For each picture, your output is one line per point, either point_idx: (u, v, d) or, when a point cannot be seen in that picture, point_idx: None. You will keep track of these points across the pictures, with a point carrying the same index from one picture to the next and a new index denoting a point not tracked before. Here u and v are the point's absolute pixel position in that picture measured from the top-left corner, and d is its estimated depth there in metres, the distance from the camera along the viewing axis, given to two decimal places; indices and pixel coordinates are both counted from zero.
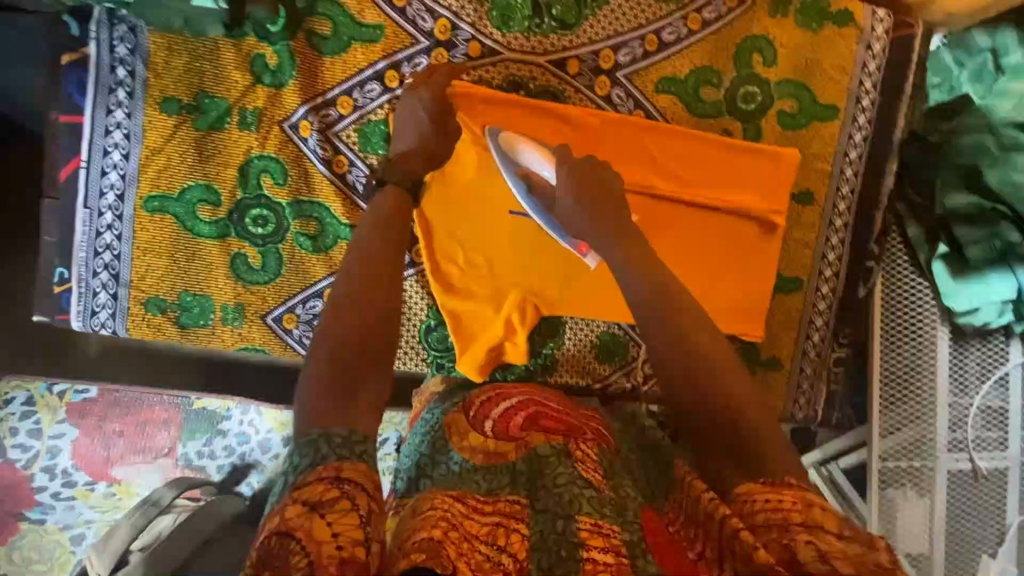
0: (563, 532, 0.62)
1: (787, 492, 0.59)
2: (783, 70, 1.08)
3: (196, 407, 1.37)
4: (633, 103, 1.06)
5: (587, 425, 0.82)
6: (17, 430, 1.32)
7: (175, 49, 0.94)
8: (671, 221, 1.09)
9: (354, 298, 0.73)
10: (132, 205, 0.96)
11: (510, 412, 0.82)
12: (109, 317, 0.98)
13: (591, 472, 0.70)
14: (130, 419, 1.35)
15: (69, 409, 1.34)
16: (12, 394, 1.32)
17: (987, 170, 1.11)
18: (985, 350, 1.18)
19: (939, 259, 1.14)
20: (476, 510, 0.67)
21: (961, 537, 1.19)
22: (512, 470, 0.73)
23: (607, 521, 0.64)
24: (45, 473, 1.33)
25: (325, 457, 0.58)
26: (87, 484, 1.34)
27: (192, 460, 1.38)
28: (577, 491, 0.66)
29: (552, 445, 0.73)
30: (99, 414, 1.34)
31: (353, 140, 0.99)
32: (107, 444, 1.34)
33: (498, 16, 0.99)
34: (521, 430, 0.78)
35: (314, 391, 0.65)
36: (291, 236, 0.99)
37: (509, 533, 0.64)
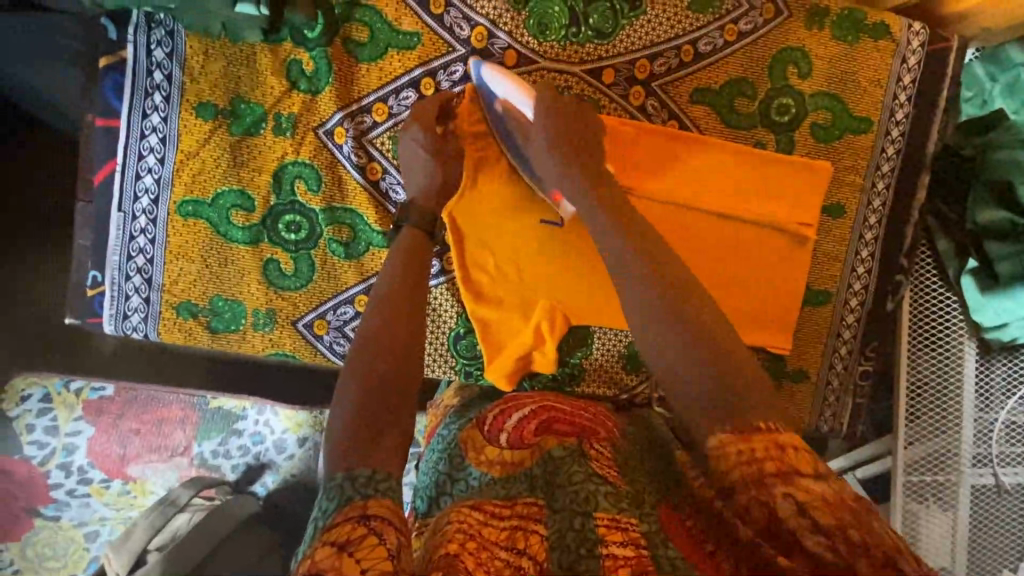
0: (581, 529, 0.61)
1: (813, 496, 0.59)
2: (817, 82, 1.08)
3: (213, 406, 1.37)
4: (667, 113, 1.06)
5: (597, 426, 0.82)
6: (33, 427, 1.31)
7: (211, 53, 0.93)
8: (701, 233, 1.09)
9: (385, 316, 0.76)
10: (166, 209, 0.95)
11: (522, 422, 0.82)
12: (141, 320, 0.98)
13: (606, 469, 0.69)
14: (147, 418, 1.35)
15: (86, 406, 1.33)
16: (29, 391, 1.31)
17: (1021, 185, 1.09)
18: (1011, 366, 1.17)
19: (967, 274, 1.15)
20: (494, 517, 0.67)
21: (983, 552, 1.19)
22: (527, 475, 0.73)
23: (625, 516, 0.62)
24: (61, 470, 1.33)
25: (351, 498, 0.59)
26: (102, 481, 1.34)
27: (207, 459, 1.38)
28: (592, 486, 0.65)
29: (565, 447, 0.73)
30: (116, 411, 1.34)
31: (387, 147, 0.98)
32: (123, 442, 1.34)
33: (535, 25, 0.99)
34: (534, 437, 0.79)
35: (351, 406, 0.68)
36: (324, 242, 0.99)
37: (527, 535, 0.64)
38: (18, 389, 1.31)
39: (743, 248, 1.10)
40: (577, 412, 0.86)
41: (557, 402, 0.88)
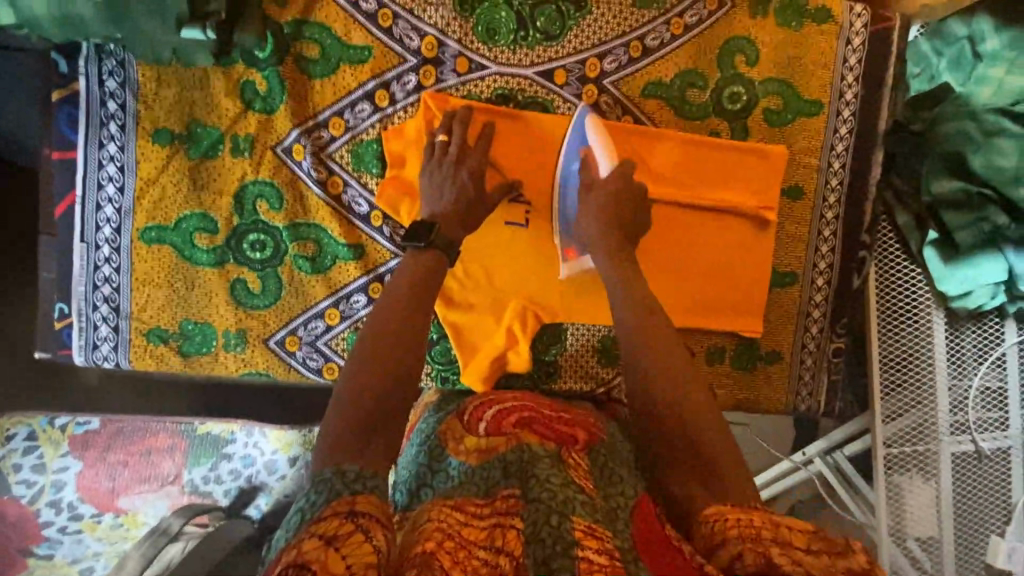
0: (557, 527, 0.61)
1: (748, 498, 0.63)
2: (766, 69, 1.10)
3: (201, 432, 1.37)
4: (621, 109, 1.07)
5: (578, 430, 0.80)
6: (20, 466, 1.30)
7: (164, 80, 0.94)
8: (666, 224, 1.11)
9: (382, 334, 0.76)
10: (129, 237, 0.96)
11: (502, 413, 0.83)
12: (111, 349, 0.98)
13: (582, 479, 0.70)
14: (134, 449, 1.35)
15: (72, 442, 1.33)
16: (13, 431, 1.30)
17: (971, 156, 1.12)
18: (980, 331, 1.20)
19: (929, 246, 1.17)
20: (475, 517, 0.67)
21: (970, 519, 1.21)
22: (502, 462, 0.73)
23: (600, 526, 0.63)
24: (50, 508, 1.30)
25: (339, 493, 0.60)
26: (94, 516, 1.31)
27: (199, 486, 1.37)
28: (571, 493, 0.65)
29: (547, 447, 0.74)
30: (103, 444, 1.34)
31: (347, 160, 1.00)
32: (112, 474, 1.33)
33: (483, 31, 1.00)
34: (513, 427, 0.79)
35: (341, 415, 0.68)
36: (290, 259, 1.00)
37: (505, 532, 0.64)
38: (3, 429, 1.31)
39: (707, 235, 1.12)
40: (557, 415, 0.85)
41: (540, 405, 0.88)
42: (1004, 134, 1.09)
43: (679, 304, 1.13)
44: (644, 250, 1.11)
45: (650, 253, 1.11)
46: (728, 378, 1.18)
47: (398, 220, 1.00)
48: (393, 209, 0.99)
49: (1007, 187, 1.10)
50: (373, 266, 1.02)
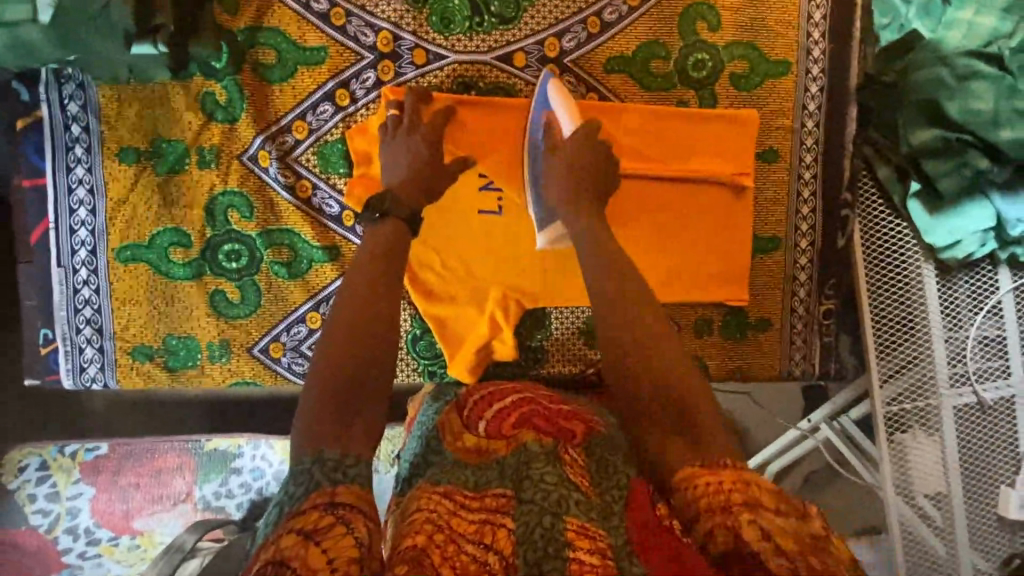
0: (550, 528, 0.60)
1: (724, 472, 0.61)
2: (729, 34, 1.08)
3: (207, 450, 1.38)
4: (584, 87, 1.06)
5: (576, 422, 0.78)
6: (34, 496, 1.33)
7: (125, 99, 0.94)
8: (635, 199, 1.09)
9: (343, 328, 0.71)
10: (105, 258, 0.97)
11: (504, 413, 0.81)
12: (99, 370, 0.99)
13: (579, 477, 0.68)
14: (144, 470, 1.36)
15: (83, 468, 1.34)
16: (25, 461, 1.33)
17: (947, 103, 1.08)
18: (973, 280, 1.19)
19: (913, 198, 1.16)
20: (463, 507, 0.65)
21: (978, 472, 1.19)
22: (500, 464, 0.71)
23: (594, 525, 0.61)
24: (68, 534, 1.33)
25: (319, 484, 0.59)
26: (111, 539, 1.34)
27: (211, 501, 1.38)
28: (565, 491, 0.63)
29: (542, 444, 0.71)
30: (112, 468, 1.35)
31: (314, 163, 1.00)
32: (125, 497, 1.35)
33: (437, 21, 0.99)
34: (513, 429, 0.77)
35: (315, 407, 0.66)
36: (266, 266, 1.00)
37: (495, 530, 0.62)
38: (15, 461, 1.33)
39: (682, 205, 1.11)
40: (556, 406, 0.83)
41: (539, 397, 0.86)
42: (978, 76, 1.07)
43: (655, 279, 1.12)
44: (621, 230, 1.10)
45: (625, 232, 1.10)
46: (719, 349, 1.17)
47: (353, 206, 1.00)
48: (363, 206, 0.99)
49: (987, 130, 1.07)
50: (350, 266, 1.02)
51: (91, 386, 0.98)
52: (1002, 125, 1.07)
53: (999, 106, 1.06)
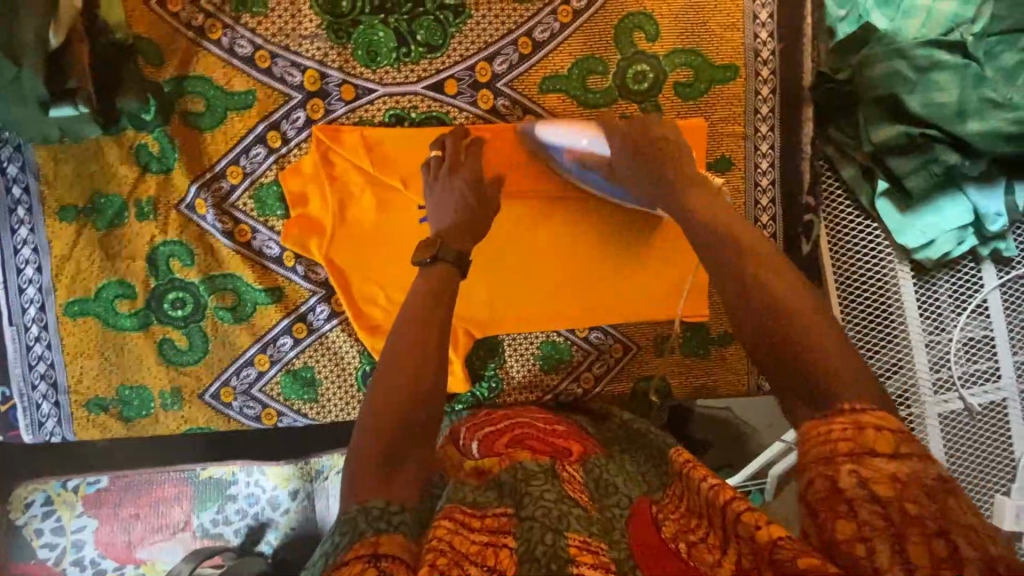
0: (552, 545, 0.62)
1: (838, 419, 0.56)
2: (669, 42, 1.04)
3: (204, 477, 1.14)
4: (520, 109, 1.03)
5: (572, 442, 0.88)
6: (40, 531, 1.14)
7: (62, 158, 0.96)
8: (575, 223, 1.07)
9: (394, 376, 0.74)
10: (54, 313, 0.98)
11: (494, 438, 0.91)
12: (56, 424, 1.01)
13: (577, 492, 0.72)
14: (142, 500, 1.14)
15: (85, 501, 1.13)
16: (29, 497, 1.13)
17: (908, 97, 1.02)
18: (955, 279, 1.13)
19: (881, 197, 1.10)
20: (464, 526, 0.66)
21: (969, 482, 1.12)
22: (497, 482, 0.73)
23: (596, 540, 0.64)
24: (75, 567, 1.14)
25: (363, 533, 0.61)
26: (116, 570, 1.15)
27: (209, 529, 1.16)
28: (566, 507, 0.66)
29: (540, 463, 0.74)
30: (113, 500, 1.14)
31: (250, 207, 1.00)
32: (126, 527, 1.14)
33: (364, 55, 0.98)
34: (505, 448, 0.86)
35: (367, 446, 0.69)
36: (211, 311, 1.01)
37: (498, 551, 0.65)
38: (19, 498, 1.13)
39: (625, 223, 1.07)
40: (550, 427, 0.95)
41: (534, 421, 0.98)
42: (941, 66, 1.00)
43: (610, 301, 1.08)
44: (576, 251, 1.08)
45: (584, 255, 1.08)
46: (680, 366, 1.13)
47: (304, 253, 1.01)
48: (303, 248, 1.00)
49: (953, 124, 1.01)
50: (293, 307, 1.03)
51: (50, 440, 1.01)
52: (969, 116, 1.01)
53: (965, 96, 1.00)
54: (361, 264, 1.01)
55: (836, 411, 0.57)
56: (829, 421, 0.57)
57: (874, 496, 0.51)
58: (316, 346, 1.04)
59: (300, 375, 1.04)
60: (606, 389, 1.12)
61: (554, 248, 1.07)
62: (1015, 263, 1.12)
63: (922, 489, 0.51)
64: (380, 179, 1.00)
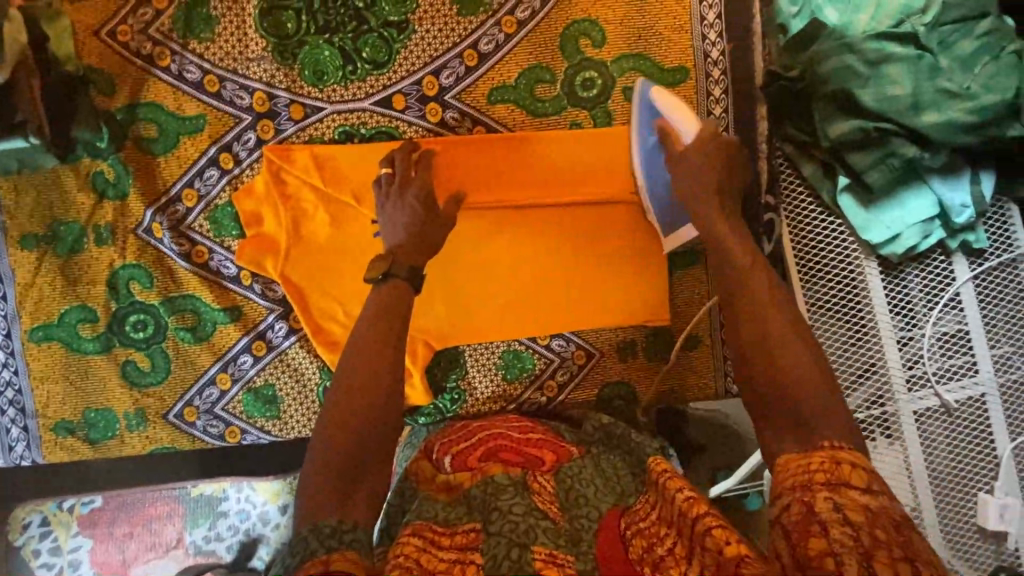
0: (517, 561, 0.62)
1: (818, 454, 0.62)
2: (615, 47, 1.04)
3: (194, 495, 1.16)
4: (470, 121, 1.04)
5: (545, 451, 0.86)
6: (38, 551, 1.15)
7: (22, 188, 0.98)
8: (523, 232, 1.06)
9: (350, 396, 0.73)
10: (20, 339, 1.01)
11: (470, 449, 0.88)
12: (26, 448, 1.03)
13: (547, 504, 0.72)
14: (137, 518, 1.16)
15: (81, 521, 1.15)
16: (28, 518, 1.15)
17: (861, 91, 1.00)
18: (924, 273, 1.09)
19: (843, 192, 1.08)
20: (433, 543, 0.70)
21: (949, 483, 1.05)
22: (467, 500, 0.76)
23: (562, 552, 0.65)
24: None
25: (315, 552, 0.61)
26: None
27: (202, 546, 1.17)
28: (533, 520, 0.67)
29: (510, 476, 0.75)
30: (109, 520, 1.16)
31: (207, 228, 1.01)
32: (121, 546, 1.15)
33: (310, 75, 1.00)
34: (479, 463, 0.83)
35: (321, 466, 0.69)
36: (172, 333, 1.02)
37: (464, 568, 0.67)
38: (18, 519, 1.15)
39: (572, 230, 1.07)
40: (524, 436, 0.89)
41: (506, 429, 0.93)
42: (891, 59, 0.99)
43: (572, 308, 1.08)
44: (532, 259, 1.07)
45: (540, 262, 1.07)
46: (646, 370, 1.12)
47: (262, 272, 1.02)
48: (259, 266, 1.01)
49: (907, 117, 0.99)
50: (252, 325, 1.04)
51: (19, 463, 1.03)
52: (925, 108, 0.98)
53: (919, 88, 0.98)
54: (319, 281, 1.02)
55: (816, 447, 0.63)
56: (809, 451, 0.62)
57: (846, 519, 0.55)
58: (276, 364, 1.05)
59: (262, 393, 1.05)
60: (570, 397, 1.12)
61: (509, 256, 1.07)
62: (987, 254, 1.07)
63: (891, 521, 0.55)
64: (333, 195, 1.00)
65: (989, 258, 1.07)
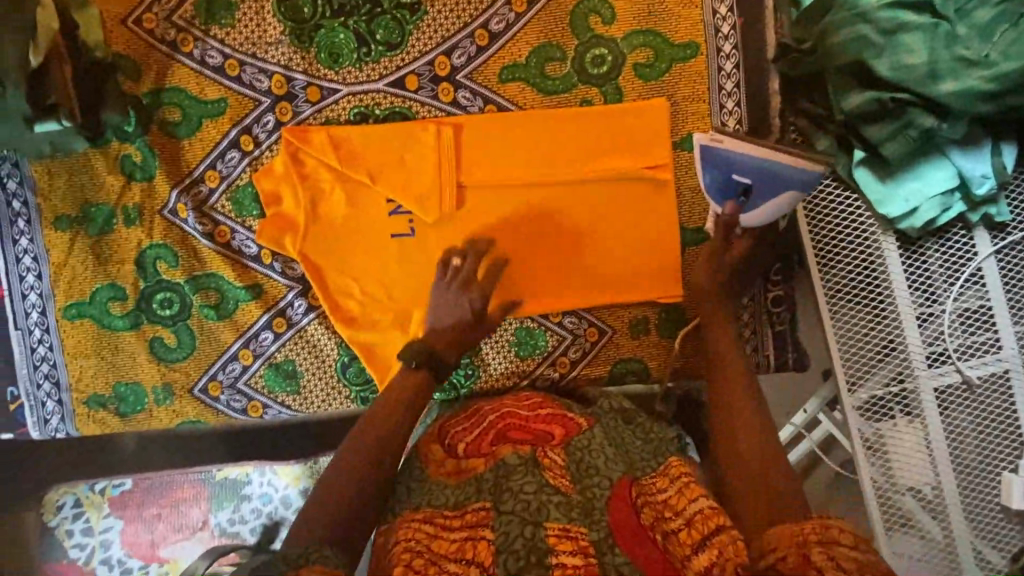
0: (532, 538, 0.65)
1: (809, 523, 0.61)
2: (625, 24, 1.05)
3: (220, 478, 1.20)
4: (481, 101, 1.05)
5: (554, 425, 0.84)
6: (71, 531, 1.19)
7: (54, 171, 1.03)
8: (527, 210, 1.07)
9: (369, 427, 0.80)
10: (54, 316, 1.06)
11: (480, 433, 0.85)
12: (60, 421, 1.08)
13: (560, 478, 0.73)
14: (165, 500, 1.20)
15: (112, 503, 1.20)
16: (61, 500, 1.19)
17: (875, 61, 0.98)
18: (944, 248, 1.04)
19: (859, 166, 1.06)
20: (444, 528, 0.72)
21: (973, 461, 1.01)
22: (478, 480, 0.76)
23: (576, 525, 0.67)
24: (103, 565, 1.19)
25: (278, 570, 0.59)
26: (142, 569, 1.19)
27: (226, 527, 1.20)
28: (545, 497, 0.69)
29: (520, 455, 0.75)
30: (138, 501, 1.20)
31: (228, 209, 1.05)
32: (150, 527, 1.19)
33: (326, 57, 1.02)
34: (490, 446, 0.81)
35: (330, 488, 0.72)
36: (197, 310, 1.06)
37: (476, 543, 0.68)
38: (52, 501, 1.20)
39: (583, 207, 1.07)
40: (532, 412, 0.88)
41: (514, 407, 0.90)
42: (906, 27, 0.96)
43: (586, 284, 1.09)
44: (542, 236, 1.08)
45: (551, 240, 1.08)
46: (659, 347, 1.12)
47: (283, 251, 1.05)
48: (278, 245, 1.04)
49: (925, 85, 0.96)
50: (273, 302, 1.07)
51: (55, 435, 1.08)
52: (943, 77, 0.95)
53: (936, 56, 0.95)
54: (336, 258, 1.05)
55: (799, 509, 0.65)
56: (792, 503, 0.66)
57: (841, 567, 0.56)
58: (296, 340, 1.08)
59: (282, 368, 1.08)
60: (583, 373, 1.12)
61: (519, 234, 1.07)
62: (1011, 228, 1.02)
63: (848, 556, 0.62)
64: (347, 175, 1.03)
65: (1012, 232, 1.02)
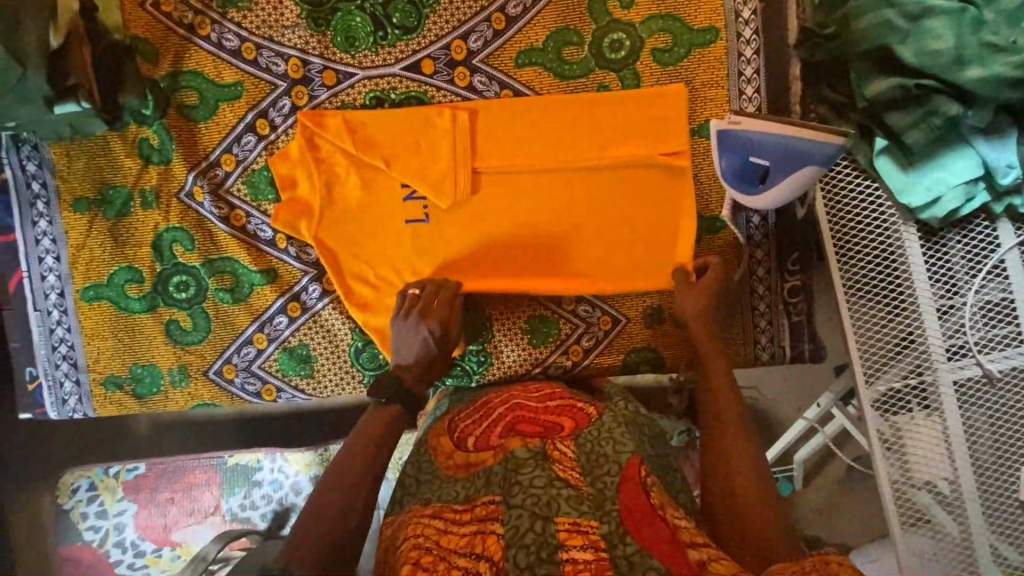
0: (542, 533, 0.64)
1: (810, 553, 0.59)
2: (644, 9, 1.04)
3: (231, 464, 1.21)
4: (497, 86, 1.05)
5: (563, 418, 0.83)
6: (86, 514, 1.21)
7: (73, 153, 1.04)
8: (540, 197, 1.06)
9: (373, 423, 0.88)
10: (72, 298, 1.07)
11: (490, 426, 0.84)
12: (77, 402, 1.09)
13: (569, 472, 0.72)
14: (179, 484, 1.21)
15: (126, 487, 1.21)
16: (75, 483, 1.21)
17: (900, 47, 0.95)
18: (967, 240, 1.02)
19: (881, 155, 1.03)
20: (454, 522, 0.71)
21: (992, 456, 0.99)
22: (488, 472, 0.75)
23: (587, 518, 0.66)
24: (117, 548, 1.21)
25: None
26: (155, 551, 1.20)
27: (237, 512, 1.21)
28: (555, 491, 0.68)
29: (529, 448, 0.75)
30: (151, 485, 1.21)
31: (244, 193, 1.05)
32: (163, 511, 1.21)
33: (342, 41, 1.02)
34: (499, 439, 0.81)
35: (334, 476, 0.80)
36: (212, 293, 1.07)
37: (485, 537, 0.67)
38: (68, 483, 1.21)
39: (597, 194, 1.06)
40: (542, 402, 0.87)
41: (523, 398, 0.88)
42: (932, 12, 0.94)
43: (599, 272, 1.08)
44: (556, 223, 1.07)
45: (564, 226, 1.07)
46: (673, 336, 1.11)
47: (297, 236, 1.05)
48: (292, 229, 1.04)
49: (951, 72, 0.93)
50: (287, 286, 1.07)
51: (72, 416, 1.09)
52: (969, 63, 0.92)
53: (963, 42, 0.92)
54: (349, 242, 1.05)
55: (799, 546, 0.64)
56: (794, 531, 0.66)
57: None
58: (310, 324, 1.08)
59: (297, 352, 1.08)
60: (596, 362, 1.12)
61: (532, 221, 1.06)
62: None
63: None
64: (361, 160, 1.03)
65: None
